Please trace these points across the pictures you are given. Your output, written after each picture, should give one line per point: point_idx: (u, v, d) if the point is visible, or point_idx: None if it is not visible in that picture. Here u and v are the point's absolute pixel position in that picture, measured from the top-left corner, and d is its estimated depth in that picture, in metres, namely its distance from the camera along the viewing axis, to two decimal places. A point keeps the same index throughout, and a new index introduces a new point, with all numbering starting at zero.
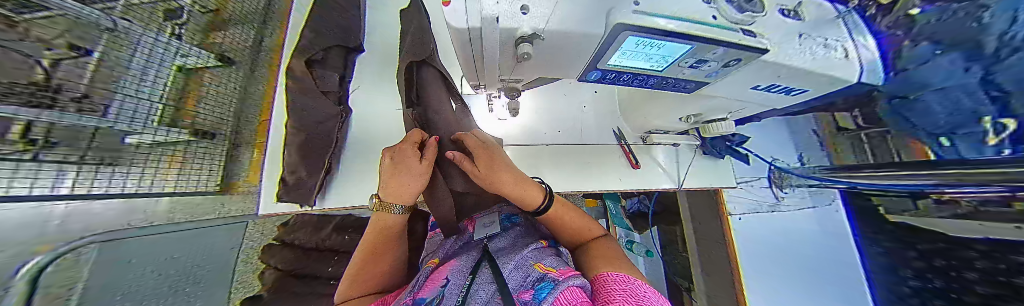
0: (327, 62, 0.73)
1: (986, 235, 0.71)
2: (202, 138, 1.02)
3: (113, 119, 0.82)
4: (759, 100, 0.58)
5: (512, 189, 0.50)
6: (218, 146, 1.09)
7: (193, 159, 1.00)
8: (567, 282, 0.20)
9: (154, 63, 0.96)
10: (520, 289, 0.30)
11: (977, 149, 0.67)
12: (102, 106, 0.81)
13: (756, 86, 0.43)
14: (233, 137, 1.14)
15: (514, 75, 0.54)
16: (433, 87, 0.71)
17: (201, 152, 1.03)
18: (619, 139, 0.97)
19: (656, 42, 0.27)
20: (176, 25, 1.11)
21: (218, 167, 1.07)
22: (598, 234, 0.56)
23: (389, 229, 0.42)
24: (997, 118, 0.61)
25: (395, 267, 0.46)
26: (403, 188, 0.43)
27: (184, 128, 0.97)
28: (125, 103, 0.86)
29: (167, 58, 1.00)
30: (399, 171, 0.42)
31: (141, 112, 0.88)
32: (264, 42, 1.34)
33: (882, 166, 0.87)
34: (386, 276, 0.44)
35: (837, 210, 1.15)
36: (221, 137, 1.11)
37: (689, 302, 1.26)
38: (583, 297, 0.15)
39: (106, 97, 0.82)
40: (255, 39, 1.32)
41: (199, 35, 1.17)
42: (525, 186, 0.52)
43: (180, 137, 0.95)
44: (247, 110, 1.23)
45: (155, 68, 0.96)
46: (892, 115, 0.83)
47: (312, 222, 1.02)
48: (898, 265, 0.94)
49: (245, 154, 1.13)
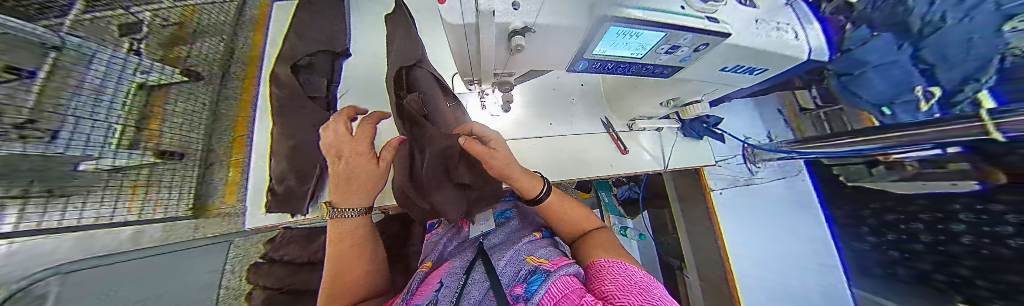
0: (313, 68, 0.67)
1: (923, 192, 0.83)
2: (171, 160, 0.97)
3: (63, 145, 0.69)
4: (725, 81, 0.63)
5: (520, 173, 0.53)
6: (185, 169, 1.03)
7: (159, 185, 0.95)
8: (558, 274, 0.35)
9: (113, 77, 0.85)
10: (514, 283, 0.41)
11: (913, 114, 0.76)
12: (54, 131, 0.69)
13: (725, 68, 0.48)
14: (206, 156, 1.08)
15: (507, 69, 0.56)
16: (432, 88, 0.73)
17: (171, 174, 0.99)
18: (607, 127, 1.02)
19: (633, 32, 0.30)
20: (134, 40, 1.01)
21: (185, 192, 1.02)
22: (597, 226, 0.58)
23: (354, 229, 0.45)
24: (928, 87, 0.71)
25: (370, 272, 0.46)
26: (348, 192, 0.44)
27: (148, 151, 0.91)
28: (79, 128, 0.74)
29: (126, 75, 0.88)
30: (343, 175, 0.42)
31: (97, 136, 0.78)
32: (236, 52, 1.25)
33: (839, 135, 0.96)
34: (361, 281, 0.44)
35: (803, 179, 1.25)
36: (190, 158, 1.05)
37: (683, 279, 1.33)
38: (567, 288, 0.30)
39: (55, 122, 0.69)
40: (225, 48, 1.24)
41: (161, 49, 1.07)
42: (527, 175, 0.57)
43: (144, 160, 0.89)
44: (219, 128, 1.14)
45: (115, 82, 0.85)
46: (843, 90, 0.91)
47: (302, 237, 0.97)
48: (857, 225, 1.04)
49: (218, 175, 1.08)
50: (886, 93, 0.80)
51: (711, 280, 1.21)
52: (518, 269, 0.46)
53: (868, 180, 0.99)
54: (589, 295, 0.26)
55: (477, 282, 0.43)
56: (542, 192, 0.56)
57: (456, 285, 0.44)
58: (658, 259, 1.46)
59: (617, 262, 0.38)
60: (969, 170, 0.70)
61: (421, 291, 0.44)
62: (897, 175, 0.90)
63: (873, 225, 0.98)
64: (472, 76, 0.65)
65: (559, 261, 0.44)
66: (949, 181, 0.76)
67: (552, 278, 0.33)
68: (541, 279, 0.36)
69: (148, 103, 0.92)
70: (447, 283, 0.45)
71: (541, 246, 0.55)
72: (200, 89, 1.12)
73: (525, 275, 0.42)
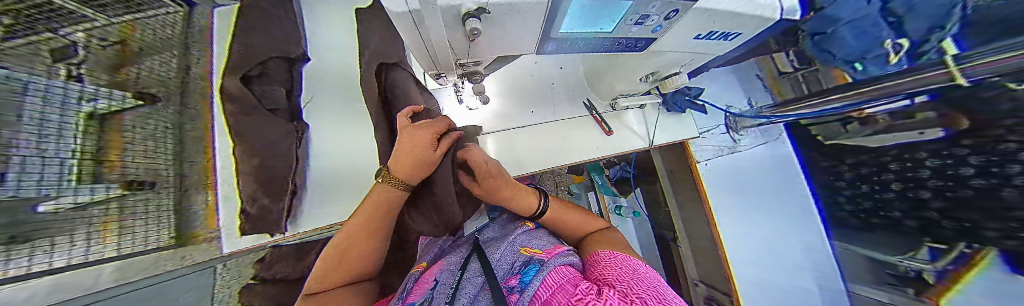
0: (267, 76, 0.54)
1: (896, 141, 0.88)
2: (147, 191, 0.53)
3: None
4: (705, 49, 0.62)
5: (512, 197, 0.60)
6: (161, 201, 0.55)
7: (137, 221, 0.52)
8: (552, 265, 0.35)
9: (61, 92, 0.43)
10: (509, 275, 0.41)
11: (883, 67, 0.81)
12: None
13: (698, 36, 0.47)
14: (178, 184, 0.57)
15: (471, 59, 0.59)
16: (409, 86, 0.71)
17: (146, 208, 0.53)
18: (590, 109, 1.01)
19: (593, 4, 0.29)
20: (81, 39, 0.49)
21: (165, 224, 0.55)
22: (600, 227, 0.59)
23: (391, 199, 0.51)
24: (898, 39, 0.77)
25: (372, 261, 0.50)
26: (413, 165, 0.51)
27: (113, 181, 0.48)
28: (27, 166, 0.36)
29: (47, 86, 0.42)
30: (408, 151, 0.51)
31: (45, 177, 0.39)
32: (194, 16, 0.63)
33: (815, 95, 0.98)
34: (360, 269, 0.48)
35: (781, 140, 1.29)
36: (163, 186, 0.55)
37: (676, 248, 1.39)
38: (561, 277, 0.30)
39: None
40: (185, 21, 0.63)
41: (112, 35, 0.54)
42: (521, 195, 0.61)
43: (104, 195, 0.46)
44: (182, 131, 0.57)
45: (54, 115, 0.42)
46: (818, 50, 0.94)
47: (290, 254, 0.94)
48: (833, 180, 1.10)
49: (197, 193, 0.57)
50: (856, 50, 0.84)
51: (702, 246, 1.26)
52: (512, 260, 0.45)
53: (840, 136, 1.04)
54: (582, 284, 0.25)
55: (473, 277, 0.42)
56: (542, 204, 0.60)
57: (452, 281, 0.44)
58: (653, 233, 1.51)
59: (629, 261, 0.37)
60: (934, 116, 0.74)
61: (417, 288, 0.43)
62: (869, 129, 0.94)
63: (847, 178, 1.04)
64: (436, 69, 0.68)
65: (553, 250, 0.43)
66: (918, 131, 0.82)
67: (547, 268, 0.33)
68: (536, 269, 0.35)
69: (102, 136, 0.46)
70: (442, 280, 0.44)
71: (536, 235, 0.55)
72: (170, 66, 0.59)
73: (520, 267, 0.41)
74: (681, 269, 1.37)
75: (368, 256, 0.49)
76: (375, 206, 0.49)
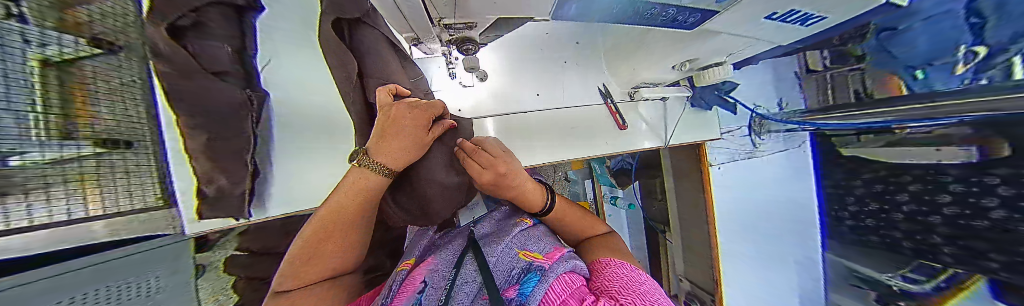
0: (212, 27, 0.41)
1: (913, 160, 0.82)
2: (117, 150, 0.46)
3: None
4: (758, 36, 0.52)
5: (516, 192, 0.54)
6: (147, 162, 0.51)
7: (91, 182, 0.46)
8: (552, 273, 0.30)
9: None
10: (506, 284, 0.36)
11: (949, 79, 0.73)
12: None
13: (772, 15, 0.38)
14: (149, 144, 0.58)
15: (459, 15, 0.52)
16: (384, 54, 0.58)
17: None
18: (607, 97, 0.90)
19: None
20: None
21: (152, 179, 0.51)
22: (602, 231, 0.59)
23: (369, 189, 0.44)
24: (972, 47, 0.65)
25: (348, 258, 0.47)
26: (397, 152, 0.44)
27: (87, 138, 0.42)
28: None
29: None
30: (386, 129, 0.43)
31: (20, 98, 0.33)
32: None
33: (859, 105, 0.90)
34: (339, 266, 0.45)
35: (804, 151, 1.21)
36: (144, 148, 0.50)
37: (664, 242, 1.42)
38: (565, 293, 0.24)
39: None
40: None
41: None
42: (528, 190, 0.55)
43: (80, 153, 0.41)
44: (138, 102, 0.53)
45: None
46: (874, 52, 0.81)
47: (276, 227, 0.91)
48: (842, 193, 1.06)
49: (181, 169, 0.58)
50: (925, 55, 0.74)
51: (691, 244, 1.28)
52: (511, 266, 0.40)
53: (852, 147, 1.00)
54: None
55: (470, 280, 0.39)
56: (547, 206, 0.56)
57: (444, 284, 0.39)
58: (644, 225, 1.52)
59: (647, 280, 0.33)
60: (963, 137, 0.70)
61: (412, 280, 0.41)
62: (881, 141, 0.90)
63: (858, 194, 1.00)
64: (413, 32, 0.66)
65: (555, 255, 0.39)
66: (933, 147, 0.77)
67: (549, 277, 0.28)
68: (535, 278, 0.31)
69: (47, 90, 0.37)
70: (433, 279, 0.41)
71: (535, 235, 0.50)
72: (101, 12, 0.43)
73: (518, 275, 0.37)
74: (668, 263, 1.41)
75: (344, 250, 0.44)
76: (350, 194, 0.42)
